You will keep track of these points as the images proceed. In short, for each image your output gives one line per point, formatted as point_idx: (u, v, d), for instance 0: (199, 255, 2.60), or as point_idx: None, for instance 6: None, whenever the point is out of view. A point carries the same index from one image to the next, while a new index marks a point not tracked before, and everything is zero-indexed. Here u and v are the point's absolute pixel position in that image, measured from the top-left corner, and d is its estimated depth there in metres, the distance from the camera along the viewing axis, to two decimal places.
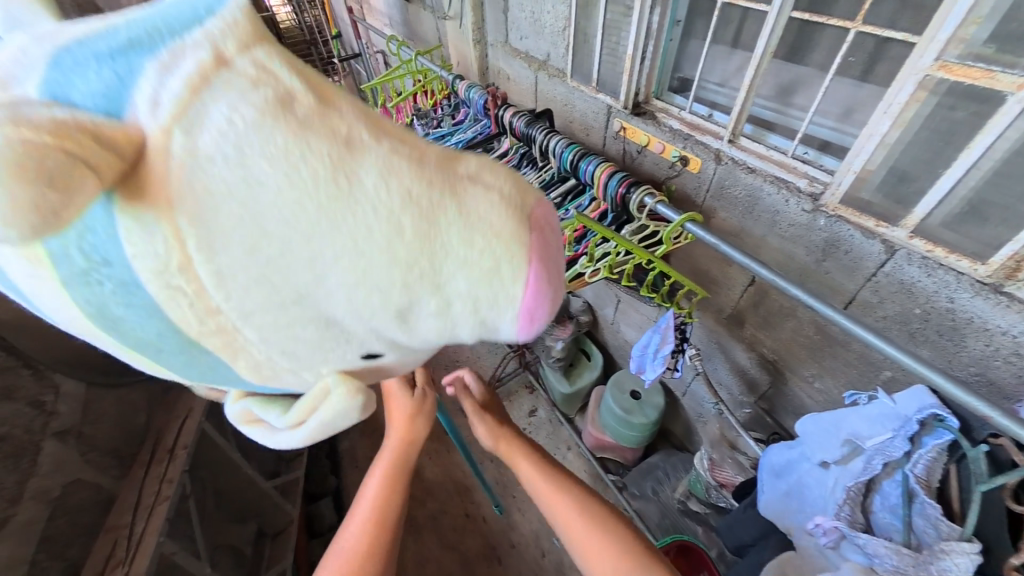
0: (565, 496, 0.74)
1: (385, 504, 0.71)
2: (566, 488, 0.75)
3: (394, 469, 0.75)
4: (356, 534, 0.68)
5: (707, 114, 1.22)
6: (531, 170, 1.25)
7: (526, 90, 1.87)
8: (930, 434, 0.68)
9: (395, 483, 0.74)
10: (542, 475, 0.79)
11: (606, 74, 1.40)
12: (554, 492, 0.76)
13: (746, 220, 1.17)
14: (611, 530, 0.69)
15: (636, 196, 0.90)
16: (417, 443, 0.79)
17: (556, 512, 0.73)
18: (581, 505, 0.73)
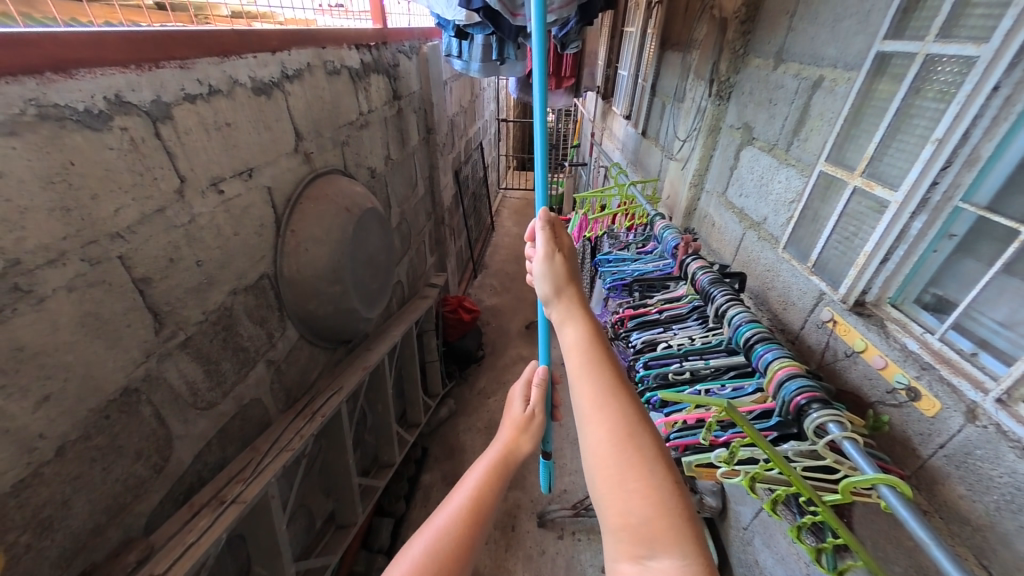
0: (604, 387, 0.56)
1: (475, 503, 0.66)
2: (605, 373, 0.58)
3: (492, 474, 0.71)
4: (445, 519, 0.63)
5: (970, 352, 0.92)
6: (699, 326, 1.18)
7: (730, 242, 1.83)
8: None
9: (490, 486, 0.69)
10: (587, 347, 0.61)
11: (830, 257, 1.26)
12: (590, 375, 0.58)
13: (1002, 518, 0.82)
14: (645, 458, 0.50)
15: (817, 416, 0.74)
16: (519, 456, 0.76)
17: (584, 397, 0.56)
18: (618, 409, 0.54)
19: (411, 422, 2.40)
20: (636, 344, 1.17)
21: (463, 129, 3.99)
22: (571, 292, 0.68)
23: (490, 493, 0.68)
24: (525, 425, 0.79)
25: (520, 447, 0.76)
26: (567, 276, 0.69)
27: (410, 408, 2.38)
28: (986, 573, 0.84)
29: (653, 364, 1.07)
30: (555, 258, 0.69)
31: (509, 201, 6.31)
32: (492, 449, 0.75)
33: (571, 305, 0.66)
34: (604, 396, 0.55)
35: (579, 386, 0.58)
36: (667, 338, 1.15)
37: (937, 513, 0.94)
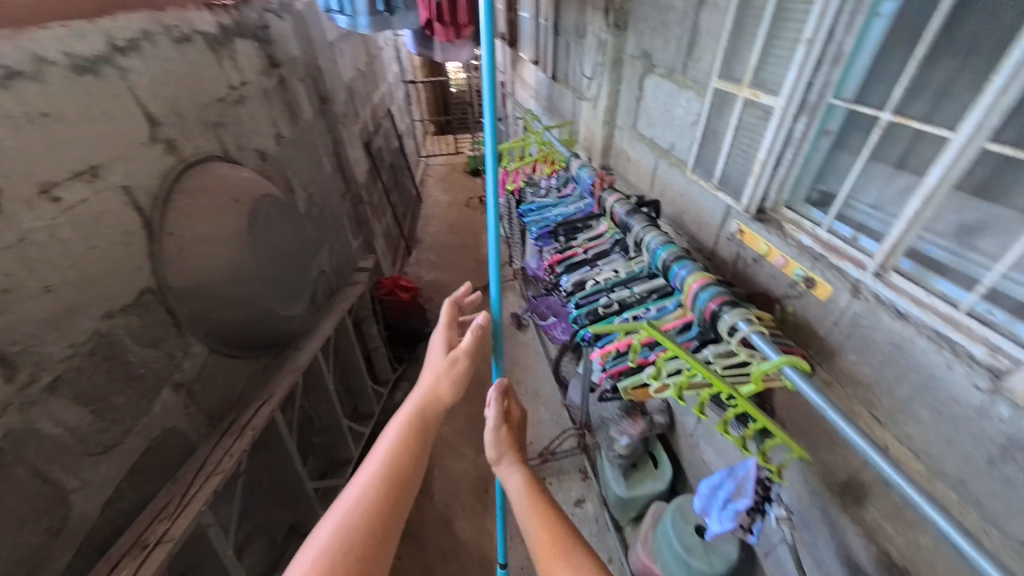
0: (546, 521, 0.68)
1: (394, 469, 0.66)
2: (547, 513, 0.70)
3: (412, 431, 0.72)
4: (360, 490, 0.63)
5: (851, 237, 1.02)
6: (622, 257, 1.20)
7: (646, 173, 1.87)
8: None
9: (407, 448, 0.69)
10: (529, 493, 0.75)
11: (731, 171, 1.32)
12: (536, 512, 0.71)
13: (885, 373, 0.94)
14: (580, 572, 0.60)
15: (729, 317, 0.79)
16: (438, 406, 0.77)
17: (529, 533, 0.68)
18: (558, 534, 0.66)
19: (363, 414, 2.33)
20: (565, 287, 1.16)
21: (366, 96, 3.65)
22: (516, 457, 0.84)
23: (406, 454, 0.68)
24: (450, 373, 0.80)
25: (437, 396, 0.77)
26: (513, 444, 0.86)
27: (359, 401, 2.29)
28: (877, 422, 0.97)
29: (583, 303, 1.08)
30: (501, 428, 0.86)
31: (434, 169, 6.01)
32: (411, 405, 0.76)
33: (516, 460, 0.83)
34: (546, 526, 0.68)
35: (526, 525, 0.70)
36: (595, 274, 1.15)
37: (838, 383, 1.06)
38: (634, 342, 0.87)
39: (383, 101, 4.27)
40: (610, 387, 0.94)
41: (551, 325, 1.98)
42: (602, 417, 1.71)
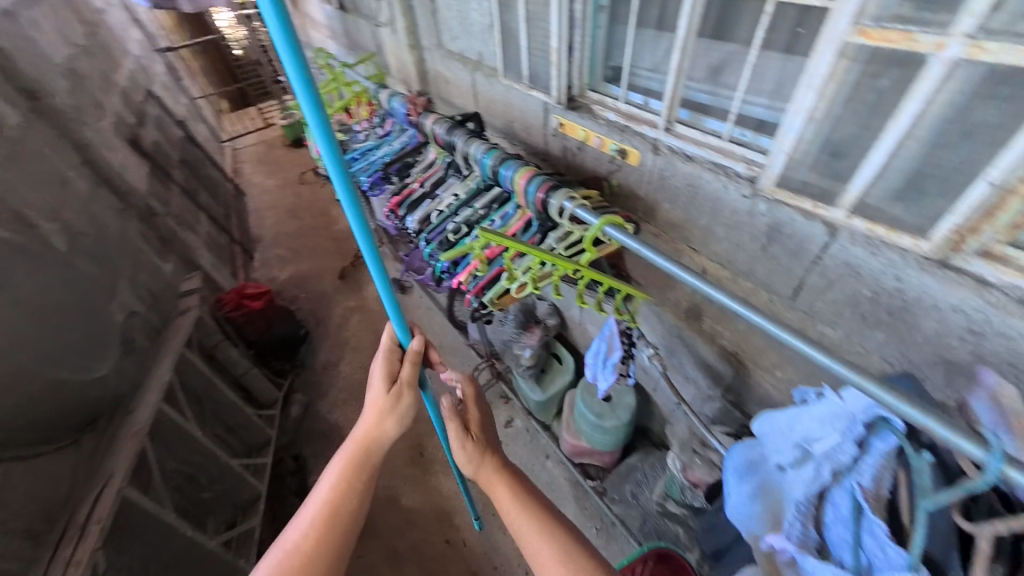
0: (536, 527, 0.65)
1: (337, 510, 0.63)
2: (534, 514, 0.67)
3: (349, 470, 0.66)
4: (302, 534, 0.61)
5: (643, 103, 1.17)
6: (458, 179, 1.16)
7: (466, 91, 1.80)
8: (875, 436, 0.57)
9: (350, 483, 0.65)
10: (514, 496, 0.70)
11: (535, 67, 1.35)
12: (526, 514, 0.67)
13: (689, 210, 1.11)
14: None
15: (556, 201, 0.81)
16: (384, 442, 0.69)
17: (525, 545, 0.65)
18: (554, 540, 0.63)
19: (256, 444, 1.99)
20: (412, 227, 1.09)
21: (108, 72, 2.76)
22: (491, 459, 0.77)
23: (350, 491, 0.64)
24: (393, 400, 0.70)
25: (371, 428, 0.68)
26: (486, 448, 0.78)
27: (248, 434, 1.94)
28: (693, 252, 1.16)
29: (433, 237, 1.03)
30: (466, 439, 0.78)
31: (248, 150, 5.02)
32: (350, 440, 0.69)
33: (491, 465, 0.76)
34: (540, 533, 0.65)
35: (520, 534, 0.66)
36: (437, 205, 1.10)
37: (665, 232, 1.22)
38: (479, 257, 0.88)
39: (138, 75, 3.29)
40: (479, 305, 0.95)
41: (423, 280, 1.83)
42: (504, 340, 1.70)
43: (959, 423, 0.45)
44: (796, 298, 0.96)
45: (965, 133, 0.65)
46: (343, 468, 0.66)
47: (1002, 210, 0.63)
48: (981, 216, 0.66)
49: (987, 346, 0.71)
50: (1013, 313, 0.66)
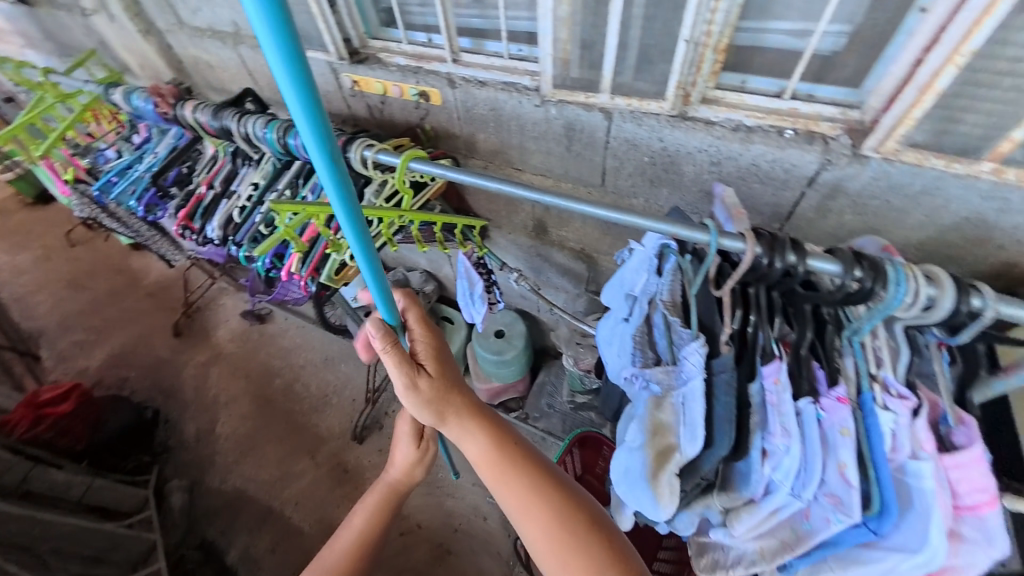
0: (527, 494, 0.59)
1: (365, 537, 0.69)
2: (523, 479, 0.60)
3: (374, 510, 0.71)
4: (335, 555, 0.67)
5: (427, 40, 1.17)
6: (252, 166, 0.95)
7: (238, 71, 1.54)
8: (665, 261, 0.69)
9: (375, 514, 0.71)
10: (495, 453, 0.62)
11: (301, 25, 1.22)
12: (510, 485, 0.60)
13: (501, 134, 1.17)
14: (584, 541, 0.55)
15: (354, 152, 0.76)
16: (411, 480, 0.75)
17: (511, 510, 0.60)
18: (541, 507, 0.58)
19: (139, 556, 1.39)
20: (214, 237, 0.89)
21: None
22: (456, 407, 0.64)
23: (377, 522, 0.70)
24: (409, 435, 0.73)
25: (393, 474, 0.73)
26: (449, 394, 0.64)
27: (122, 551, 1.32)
28: (520, 172, 1.24)
29: (243, 238, 0.86)
30: (421, 385, 0.62)
31: None
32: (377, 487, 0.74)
33: (461, 417, 0.63)
34: (527, 497, 0.59)
35: (502, 495, 0.61)
36: (236, 202, 0.90)
37: (491, 163, 1.27)
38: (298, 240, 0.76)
39: None
40: (322, 289, 0.86)
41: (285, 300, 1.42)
42: None
43: (686, 221, 0.56)
44: (606, 182, 1.11)
45: (658, 4, 0.80)
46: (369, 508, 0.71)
47: (703, 61, 0.83)
48: (692, 69, 0.84)
49: (725, 171, 0.93)
50: (731, 139, 0.88)
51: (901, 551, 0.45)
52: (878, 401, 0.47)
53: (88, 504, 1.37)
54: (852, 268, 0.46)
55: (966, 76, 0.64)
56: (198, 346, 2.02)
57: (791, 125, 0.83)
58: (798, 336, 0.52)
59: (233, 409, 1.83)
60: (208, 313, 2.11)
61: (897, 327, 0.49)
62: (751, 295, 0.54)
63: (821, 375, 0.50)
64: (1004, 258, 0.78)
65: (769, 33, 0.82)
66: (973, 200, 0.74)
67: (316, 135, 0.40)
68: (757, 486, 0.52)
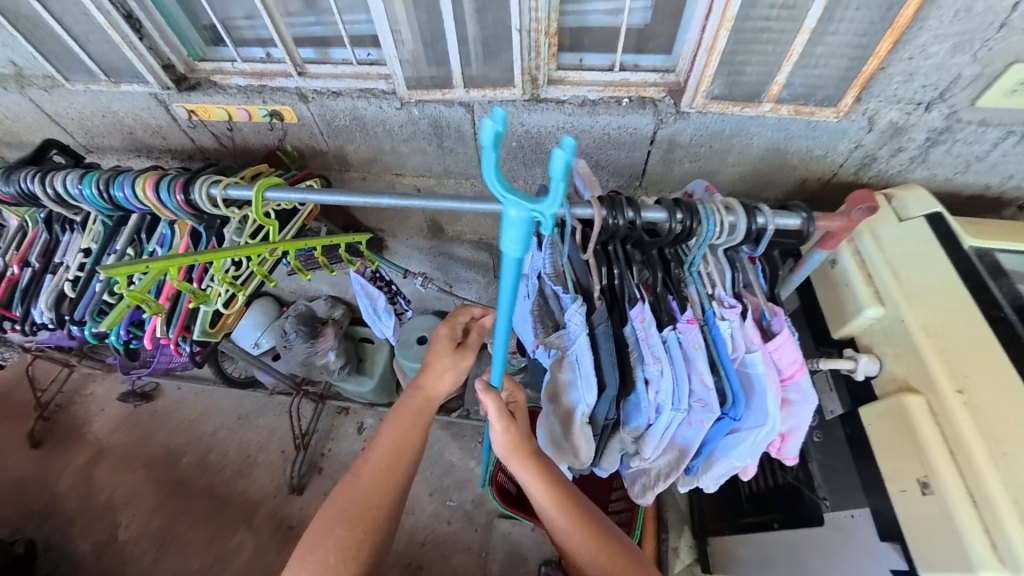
0: (581, 529, 0.64)
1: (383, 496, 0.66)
2: (583, 516, 0.64)
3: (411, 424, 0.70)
4: (353, 506, 0.64)
5: (265, 55, 1.08)
6: (75, 230, 0.82)
7: (34, 117, 1.28)
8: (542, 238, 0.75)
9: (391, 476, 0.67)
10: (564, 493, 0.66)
11: (102, 56, 1.05)
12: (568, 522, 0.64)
13: (372, 143, 1.14)
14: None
15: (200, 193, 0.67)
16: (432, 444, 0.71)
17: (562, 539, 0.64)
18: (596, 544, 0.63)
19: None
20: (47, 320, 0.76)
21: None
22: (533, 453, 0.67)
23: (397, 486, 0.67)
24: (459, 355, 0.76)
25: (427, 394, 0.73)
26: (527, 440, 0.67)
27: None
28: (401, 177, 1.22)
29: (85, 313, 0.75)
30: (509, 427, 0.66)
31: None
32: (396, 444, 0.68)
33: (536, 461, 0.67)
34: (581, 534, 0.63)
35: (557, 526, 0.65)
36: (65, 274, 0.78)
37: (370, 172, 1.24)
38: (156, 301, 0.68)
39: None
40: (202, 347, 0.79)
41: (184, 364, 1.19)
42: (303, 360, 1.49)
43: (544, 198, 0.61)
44: (485, 172, 1.15)
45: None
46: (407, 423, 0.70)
47: (540, 45, 0.88)
48: (533, 55, 0.90)
49: (583, 143, 1.03)
50: (581, 114, 0.96)
51: (757, 426, 0.57)
52: (718, 314, 0.57)
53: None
54: (674, 213, 0.55)
55: (737, 37, 0.78)
56: (73, 448, 1.70)
57: (626, 93, 0.94)
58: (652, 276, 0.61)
59: (137, 506, 1.59)
60: (78, 406, 1.78)
61: (719, 251, 0.59)
62: (611, 251, 0.61)
63: (676, 305, 0.59)
64: (798, 175, 0.98)
65: (591, 13, 0.90)
66: (767, 133, 0.91)
67: (508, 303, 0.55)
68: (649, 411, 0.61)
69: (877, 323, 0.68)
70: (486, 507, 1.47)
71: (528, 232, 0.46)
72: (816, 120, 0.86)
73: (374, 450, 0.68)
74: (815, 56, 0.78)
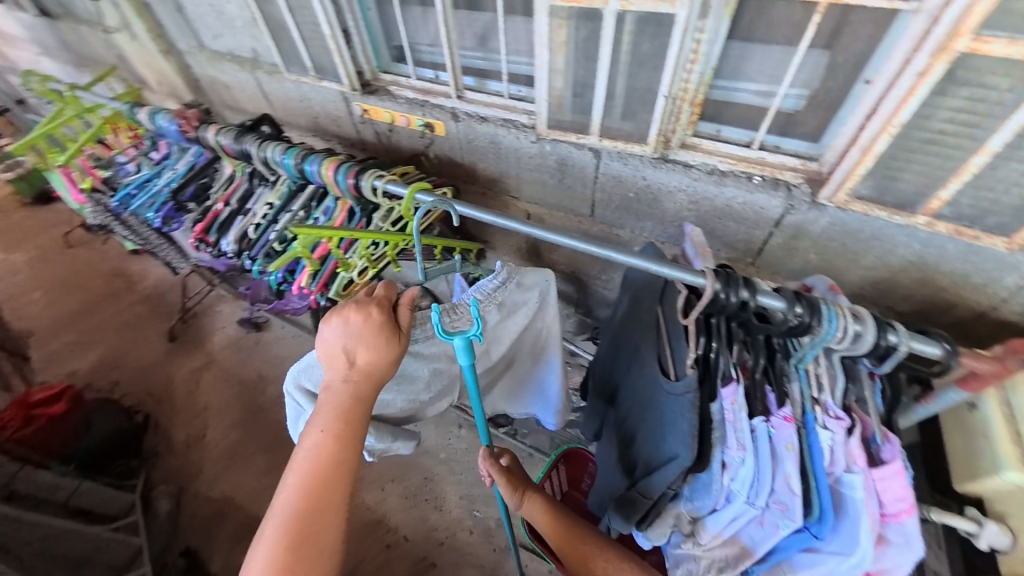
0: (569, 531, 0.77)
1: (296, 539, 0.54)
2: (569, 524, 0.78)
3: (340, 429, 0.61)
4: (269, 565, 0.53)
5: (434, 77, 1.26)
6: (267, 187, 1.03)
7: (254, 93, 1.63)
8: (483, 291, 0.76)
9: (302, 516, 0.55)
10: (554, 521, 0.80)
11: (317, 58, 1.32)
12: (560, 532, 0.78)
13: (501, 165, 1.26)
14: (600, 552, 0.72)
15: (366, 182, 0.82)
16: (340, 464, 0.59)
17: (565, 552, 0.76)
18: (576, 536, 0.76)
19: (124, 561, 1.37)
20: (229, 250, 0.96)
21: None
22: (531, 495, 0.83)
23: (317, 517, 0.56)
24: (374, 338, 0.64)
25: (344, 388, 0.63)
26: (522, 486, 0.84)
27: (109, 555, 1.32)
28: (516, 200, 1.33)
29: (256, 252, 0.94)
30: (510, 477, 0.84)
31: None
32: (307, 469, 0.58)
33: (536, 500, 0.83)
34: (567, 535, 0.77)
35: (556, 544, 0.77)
36: (252, 218, 0.97)
37: (489, 190, 1.37)
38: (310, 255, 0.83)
39: None
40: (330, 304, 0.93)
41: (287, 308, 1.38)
42: None
43: (671, 261, 0.59)
44: (595, 215, 1.21)
45: (641, 63, 0.90)
46: (333, 429, 0.61)
47: (681, 112, 0.93)
48: (672, 119, 0.94)
49: (703, 208, 1.03)
50: (706, 181, 0.98)
51: (840, 553, 0.53)
52: (819, 422, 0.54)
53: (74, 508, 1.36)
54: (794, 305, 0.54)
55: (901, 143, 0.74)
56: (193, 352, 2.05)
57: (759, 171, 0.93)
58: (755, 364, 0.59)
59: (223, 417, 1.85)
60: (205, 320, 2.14)
61: (835, 357, 0.56)
62: (712, 324, 0.60)
63: (773, 398, 0.57)
64: (943, 297, 0.88)
65: (738, 91, 0.91)
66: (916, 245, 0.84)
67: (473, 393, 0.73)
68: (718, 496, 0.59)
69: (1018, 489, 0.62)
70: (507, 531, 1.45)
71: (466, 351, 0.66)
72: (979, 245, 0.78)
73: (300, 461, 0.59)
74: (994, 179, 0.71)
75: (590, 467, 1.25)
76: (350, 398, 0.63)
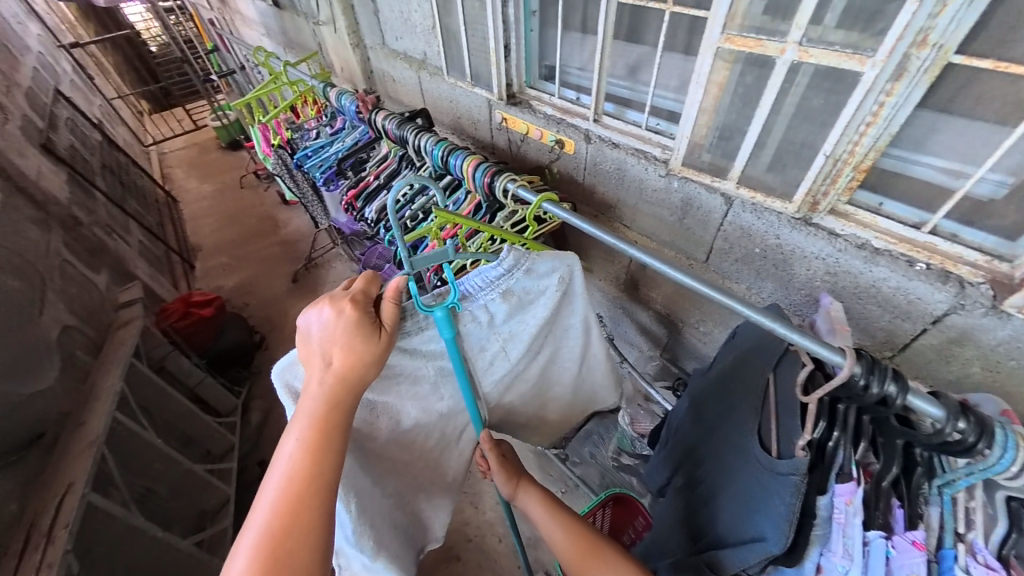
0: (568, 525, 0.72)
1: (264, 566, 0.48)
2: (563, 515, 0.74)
3: (314, 438, 0.56)
4: None
5: (576, 98, 1.31)
6: (411, 170, 1.16)
7: (413, 88, 1.86)
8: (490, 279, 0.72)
9: (275, 536, 0.50)
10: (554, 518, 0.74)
11: (476, 66, 1.46)
12: (558, 524, 0.73)
13: (621, 192, 1.27)
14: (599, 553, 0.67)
15: (500, 183, 0.89)
16: (320, 473, 0.55)
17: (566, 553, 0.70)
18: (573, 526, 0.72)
19: (218, 451, 1.61)
20: (370, 218, 1.10)
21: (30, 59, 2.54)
22: (524, 485, 0.80)
23: (295, 534, 0.50)
24: (351, 336, 0.60)
25: (319, 392, 0.59)
26: (518, 476, 0.82)
27: (209, 442, 1.57)
28: (626, 229, 1.33)
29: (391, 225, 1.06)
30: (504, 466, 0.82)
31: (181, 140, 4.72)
32: (281, 485, 0.53)
33: (531, 490, 0.79)
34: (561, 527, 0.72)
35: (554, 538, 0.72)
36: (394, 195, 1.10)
37: (602, 214, 1.38)
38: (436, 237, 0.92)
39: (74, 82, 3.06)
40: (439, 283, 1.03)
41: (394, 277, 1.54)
42: None
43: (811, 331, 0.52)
44: (708, 262, 1.16)
45: (806, 117, 0.84)
46: (308, 440, 0.56)
47: (840, 175, 0.85)
48: (827, 181, 0.87)
49: (841, 282, 0.93)
50: (853, 254, 0.88)
51: None
52: (959, 561, 0.47)
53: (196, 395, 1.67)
54: (958, 419, 0.45)
55: None
56: (305, 295, 2.36)
57: (925, 258, 0.81)
58: (886, 471, 0.52)
59: None
60: (321, 271, 2.46)
61: (998, 496, 0.48)
62: (838, 410, 0.53)
63: (900, 517, 0.51)
64: None
65: (919, 165, 0.80)
66: None
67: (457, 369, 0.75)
68: None
69: None
70: (534, 552, 1.42)
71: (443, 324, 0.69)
72: None
73: (276, 476, 0.54)
74: None
75: (638, 519, 1.17)
76: (325, 403, 0.58)
